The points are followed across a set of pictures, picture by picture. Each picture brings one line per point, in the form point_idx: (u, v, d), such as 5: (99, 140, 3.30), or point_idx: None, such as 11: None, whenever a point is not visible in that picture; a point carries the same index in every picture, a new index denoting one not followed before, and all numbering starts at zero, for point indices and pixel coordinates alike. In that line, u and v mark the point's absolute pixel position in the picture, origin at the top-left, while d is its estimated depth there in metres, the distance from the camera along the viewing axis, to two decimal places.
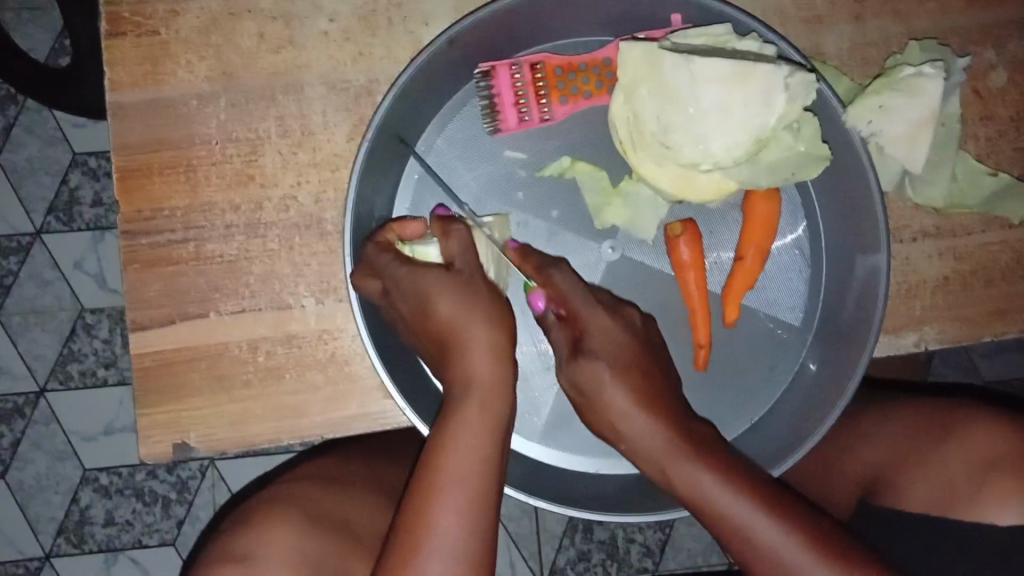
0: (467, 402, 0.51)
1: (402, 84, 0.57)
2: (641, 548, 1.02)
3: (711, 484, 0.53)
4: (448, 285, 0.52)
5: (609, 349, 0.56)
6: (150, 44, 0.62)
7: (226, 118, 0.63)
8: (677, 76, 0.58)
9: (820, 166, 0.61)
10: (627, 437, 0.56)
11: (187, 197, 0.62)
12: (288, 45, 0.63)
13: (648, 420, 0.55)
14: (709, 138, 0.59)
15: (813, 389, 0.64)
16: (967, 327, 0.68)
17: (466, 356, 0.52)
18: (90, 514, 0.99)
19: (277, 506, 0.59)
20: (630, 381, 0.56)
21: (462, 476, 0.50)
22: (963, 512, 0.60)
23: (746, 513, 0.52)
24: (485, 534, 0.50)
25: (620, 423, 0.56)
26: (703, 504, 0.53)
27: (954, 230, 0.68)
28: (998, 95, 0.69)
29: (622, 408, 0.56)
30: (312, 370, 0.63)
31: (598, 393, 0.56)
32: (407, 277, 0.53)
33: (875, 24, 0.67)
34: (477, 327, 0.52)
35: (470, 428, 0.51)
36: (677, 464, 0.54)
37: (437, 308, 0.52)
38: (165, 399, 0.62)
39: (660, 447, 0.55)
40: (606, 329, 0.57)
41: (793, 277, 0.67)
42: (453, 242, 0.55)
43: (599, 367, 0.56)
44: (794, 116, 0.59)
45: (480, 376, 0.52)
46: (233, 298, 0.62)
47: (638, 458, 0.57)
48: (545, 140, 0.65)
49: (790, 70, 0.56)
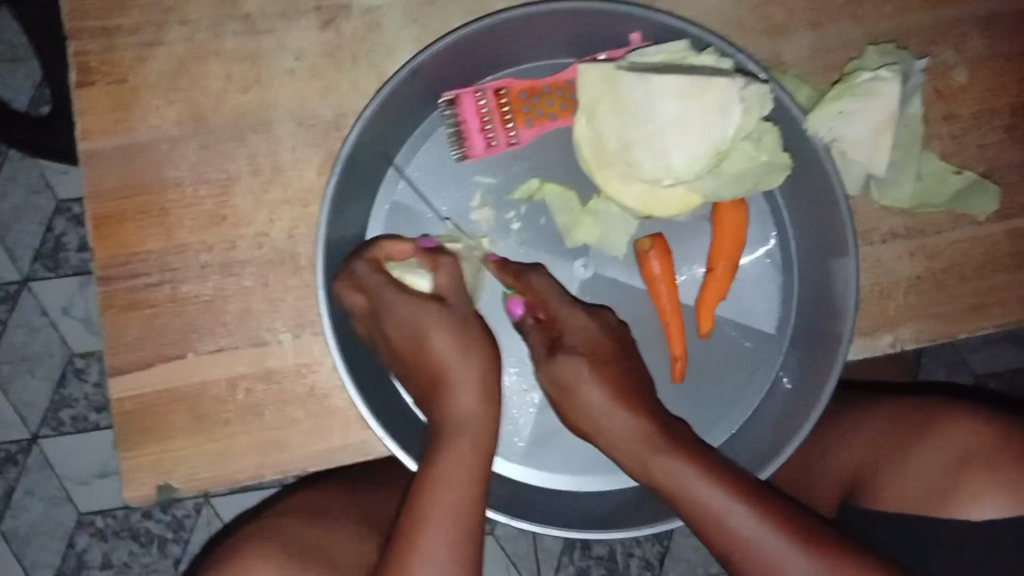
0: (454, 441, 0.53)
1: (366, 117, 0.58)
2: (640, 561, 1.02)
3: (695, 479, 0.54)
4: (443, 323, 0.55)
5: (588, 346, 0.59)
6: (119, 91, 0.63)
7: (197, 160, 0.63)
8: (635, 94, 0.59)
9: (781, 175, 0.62)
10: (607, 431, 0.58)
11: (162, 239, 0.63)
12: (255, 85, 0.64)
13: (627, 415, 0.57)
14: (670, 153, 0.60)
15: (791, 399, 0.64)
16: (943, 325, 0.69)
17: (451, 391, 0.55)
18: (87, 557, 0.99)
19: (257, 540, 0.59)
20: (606, 380, 0.58)
21: (451, 504, 0.51)
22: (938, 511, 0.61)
23: (746, 523, 0.52)
24: (470, 558, 0.51)
25: (599, 419, 0.58)
26: (684, 500, 0.55)
27: (923, 229, 0.68)
28: (959, 94, 0.70)
29: (599, 406, 0.57)
30: (292, 404, 0.63)
31: (576, 389, 0.58)
32: (404, 309, 0.55)
33: (833, 31, 0.68)
34: (469, 364, 0.55)
35: (457, 464, 0.53)
36: (658, 455, 0.56)
37: (432, 344, 0.55)
38: (148, 440, 0.62)
39: (641, 442, 0.57)
40: (583, 327, 0.59)
41: (765, 286, 0.67)
42: (444, 277, 0.58)
43: (577, 365, 0.58)
44: (752, 128, 0.60)
45: (467, 414, 0.54)
46: (210, 337, 0.63)
47: (617, 452, 0.58)
48: (513, 162, 0.66)
49: (744, 83, 0.57)
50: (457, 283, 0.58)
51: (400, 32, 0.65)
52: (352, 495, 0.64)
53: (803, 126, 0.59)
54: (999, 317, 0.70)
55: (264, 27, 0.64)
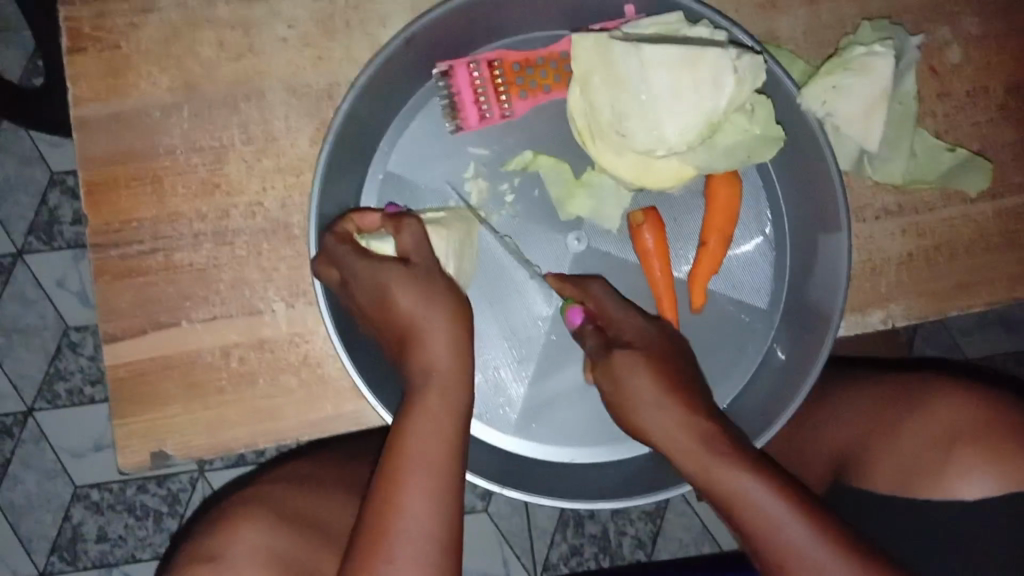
0: (425, 395, 0.52)
1: (359, 85, 0.58)
2: (633, 539, 1.03)
3: (743, 476, 0.52)
4: (408, 280, 0.53)
5: (641, 342, 0.57)
6: (111, 59, 0.63)
7: (190, 128, 0.63)
8: (628, 65, 0.59)
9: (774, 149, 0.62)
10: (659, 431, 0.55)
11: (155, 207, 0.63)
12: (248, 53, 0.64)
13: (680, 415, 0.54)
14: (663, 124, 0.60)
15: (782, 374, 0.64)
16: (933, 302, 0.69)
17: (422, 345, 0.53)
18: (83, 530, 0.99)
19: (245, 506, 0.59)
20: (663, 377, 0.55)
21: (427, 459, 0.51)
22: (926, 487, 0.62)
23: (780, 513, 0.51)
24: (450, 513, 0.51)
25: (648, 417, 0.55)
26: (729, 497, 0.53)
27: (915, 207, 0.69)
28: (954, 71, 0.70)
29: (652, 403, 0.55)
30: (285, 373, 0.63)
31: (626, 385, 0.56)
32: (366, 272, 0.53)
33: (829, 6, 0.68)
34: (436, 317, 0.52)
35: (430, 417, 0.52)
36: (714, 456, 0.53)
37: (398, 304, 0.52)
38: (141, 408, 0.62)
39: (692, 443, 0.54)
40: (639, 328, 0.58)
41: (758, 262, 0.67)
42: (407, 238, 0.55)
43: (637, 363, 0.55)
44: (745, 99, 0.59)
45: (439, 366, 0.52)
46: (203, 305, 0.63)
47: (671, 455, 0.55)
48: (506, 134, 0.66)
49: (737, 54, 0.57)
50: (421, 241, 0.55)
51: (394, 2, 0.65)
52: (344, 463, 0.64)
53: (796, 99, 0.59)
54: (989, 295, 0.70)
55: None
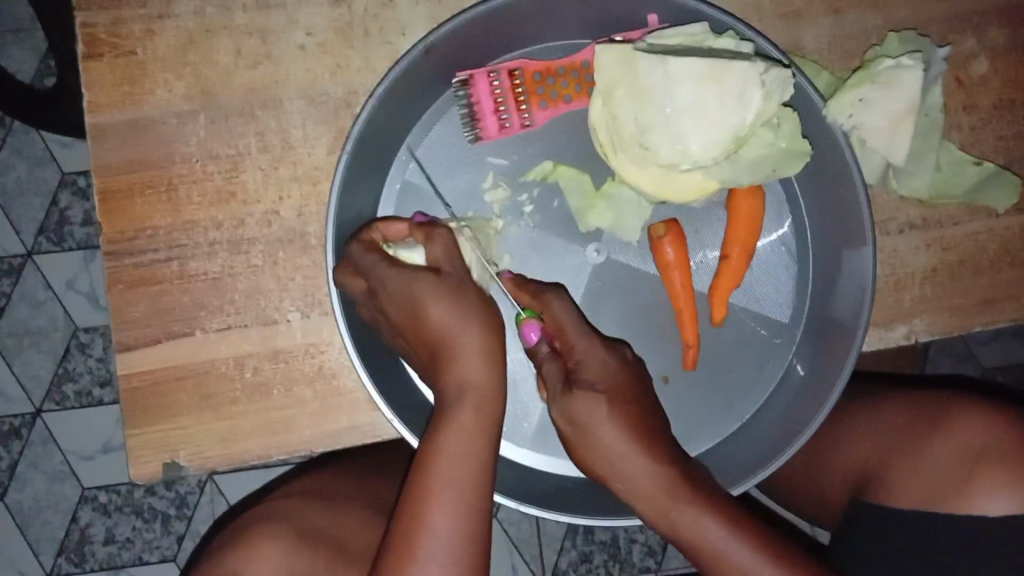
0: (457, 411, 0.51)
1: (379, 94, 0.57)
2: (643, 547, 1.02)
3: (713, 527, 0.53)
4: (439, 292, 0.51)
5: (605, 382, 0.53)
6: (127, 64, 0.62)
7: (206, 136, 0.62)
8: (653, 77, 0.58)
9: (800, 163, 0.61)
10: (623, 477, 0.54)
11: (170, 216, 0.62)
12: (265, 60, 0.63)
13: (646, 462, 0.53)
14: (687, 138, 0.59)
15: (802, 390, 0.63)
16: (957, 318, 0.68)
17: (455, 360, 0.52)
18: (90, 532, 0.99)
19: (264, 523, 0.59)
20: (625, 421, 0.53)
21: (457, 478, 0.50)
22: (953, 507, 0.60)
23: (747, 560, 0.52)
24: (476, 535, 0.50)
25: (614, 464, 0.54)
26: (698, 542, 0.53)
27: (940, 221, 0.68)
28: (980, 84, 0.69)
29: (618, 449, 0.53)
30: (299, 385, 0.62)
31: (591, 430, 0.53)
32: (396, 281, 0.52)
33: (854, 17, 0.67)
34: (470, 333, 0.51)
35: (461, 435, 0.51)
36: (677, 503, 0.53)
37: (428, 315, 0.51)
38: (154, 419, 0.62)
39: (660, 488, 0.54)
40: (601, 362, 0.54)
41: (780, 276, 0.67)
42: (438, 249, 0.54)
43: (597, 405, 0.52)
44: (772, 113, 0.59)
45: (470, 381, 0.51)
46: (218, 315, 0.62)
47: (635, 501, 0.55)
48: (527, 144, 0.65)
49: (765, 67, 0.56)
50: (452, 253, 0.54)
51: (413, 9, 0.64)
52: (360, 478, 0.64)
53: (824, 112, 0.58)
54: (1014, 311, 0.69)
55: (275, 2, 0.63)
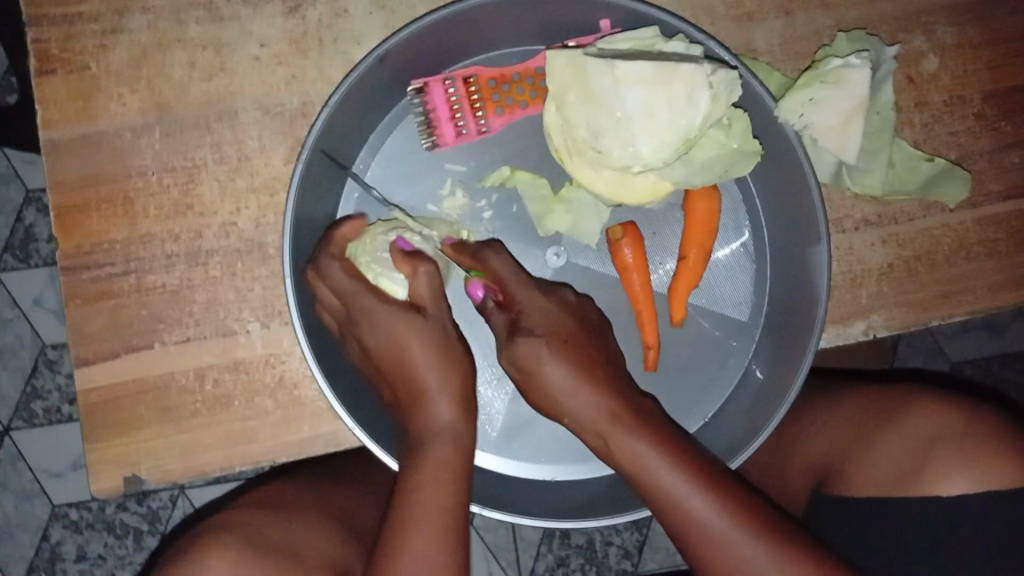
0: (434, 448, 0.53)
1: (333, 104, 0.57)
2: (619, 550, 1.02)
3: (652, 455, 0.52)
4: (421, 333, 0.54)
5: (544, 321, 0.56)
6: (80, 79, 0.62)
7: (161, 149, 0.62)
8: (603, 82, 0.58)
9: (751, 162, 0.62)
10: (570, 411, 0.55)
11: (126, 229, 0.62)
12: (220, 72, 0.63)
13: (591, 393, 0.54)
14: (638, 141, 0.60)
15: (762, 388, 0.64)
16: (914, 312, 0.69)
17: (427, 400, 0.54)
18: (61, 550, 0.98)
19: (217, 533, 0.58)
20: (568, 356, 0.54)
21: (436, 508, 0.51)
22: (908, 491, 0.59)
23: (679, 485, 0.51)
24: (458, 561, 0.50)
25: (560, 400, 0.55)
26: (638, 473, 0.52)
27: (895, 217, 0.69)
28: (930, 81, 0.70)
29: (563, 386, 0.54)
30: (261, 396, 0.62)
31: (535, 370, 0.55)
32: (381, 318, 0.55)
33: (804, 18, 0.68)
34: (449, 376, 0.54)
35: (438, 472, 0.52)
36: (620, 429, 0.53)
37: (410, 358, 0.54)
38: (114, 433, 0.61)
39: (602, 419, 0.54)
40: (542, 306, 0.57)
41: (739, 275, 0.67)
42: (423, 284, 0.56)
43: (538, 344, 0.55)
44: (721, 114, 0.60)
45: (446, 425, 0.54)
46: (177, 328, 0.62)
47: (583, 432, 0.55)
48: (485, 150, 0.65)
49: (712, 69, 0.57)
50: (437, 290, 0.56)
51: (367, 19, 0.64)
52: (324, 487, 0.63)
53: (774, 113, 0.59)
54: (971, 304, 0.70)
55: (228, 14, 0.63)
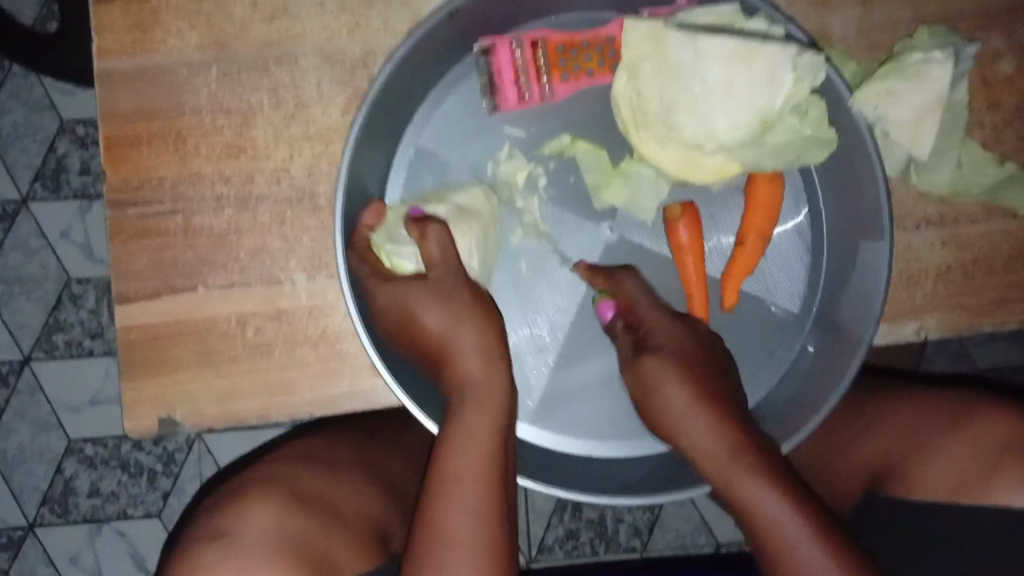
0: (464, 410, 0.53)
1: (399, 57, 0.55)
2: (630, 527, 1.02)
3: (766, 491, 0.52)
4: (430, 299, 0.55)
5: (673, 347, 0.58)
6: (138, 10, 0.60)
7: (217, 88, 0.61)
8: (682, 55, 0.57)
9: (826, 151, 0.60)
10: (686, 436, 0.56)
11: (177, 167, 0.61)
12: (282, 14, 0.61)
13: (708, 423, 0.55)
14: (713, 120, 0.58)
15: (806, 386, 0.63)
16: (967, 317, 0.68)
17: (455, 362, 0.54)
18: (75, 484, 0.98)
19: (261, 485, 0.57)
20: (692, 384, 0.57)
21: (467, 471, 0.51)
22: (972, 497, 0.59)
23: (784, 518, 0.52)
24: (496, 525, 0.50)
25: (676, 422, 0.57)
26: (757, 519, 0.53)
27: (956, 219, 0.67)
28: (1005, 83, 0.68)
29: (679, 407, 0.56)
30: (302, 347, 0.61)
31: (657, 389, 0.58)
32: (388, 293, 0.56)
33: (883, 7, 0.66)
34: (464, 334, 0.54)
35: (472, 431, 0.52)
36: (737, 466, 0.54)
37: (423, 323, 0.55)
38: (151, 374, 0.61)
39: (719, 451, 0.55)
40: (672, 333, 0.59)
41: (794, 267, 0.66)
42: (432, 244, 0.56)
43: (665, 366, 0.57)
44: (800, 98, 0.58)
45: (475, 382, 0.54)
46: (223, 272, 0.61)
47: (693, 461, 0.57)
48: (550, 113, 0.63)
49: (798, 50, 0.55)
50: (447, 251, 0.56)
51: None
52: (362, 446, 0.63)
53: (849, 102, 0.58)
54: None
55: None
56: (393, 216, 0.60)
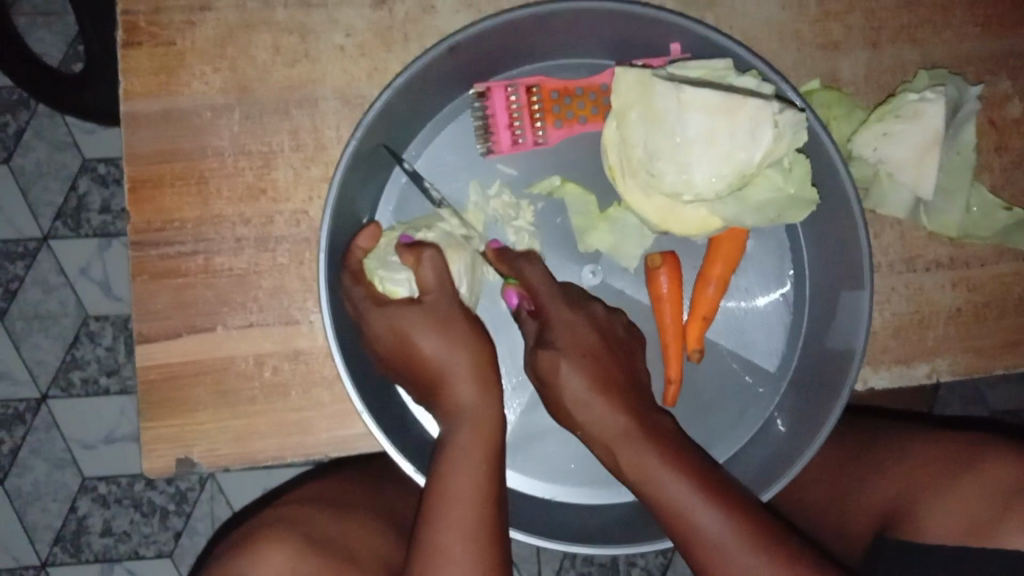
0: (457, 426, 0.53)
1: (396, 85, 0.56)
2: (642, 571, 1.01)
3: (660, 470, 0.51)
4: (424, 323, 0.54)
5: (570, 342, 0.55)
6: (164, 55, 0.62)
7: (239, 131, 0.62)
8: (667, 104, 0.58)
9: (806, 211, 0.61)
10: (586, 423, 0.54)
11: (198, 208, 0.62)
12: (303, 59, 0.63)
13: (608, 406, 0.53)
14: (693, 169, 0.59)
15: (783, 440, 0.63)
16: (979, 359, 0.68)
17: (449, 387, 0.53)
18: (88, 522, 0.98)
19: (274, 529, 0.58)
20: (586, 368, 0.54)
21: (463, 491, 0.51)
22: (982, 542, 0.57)
23: (689, 503, 0.50)
24: (488, 544, 0.50)
25: (578, 412, 0.54)
26: (653, 496, 0.52)
27: (967, 260, 0.68)
28: (1013, 126, 0.69)
29: (577, 396, 0.54)
30: (318, 387, 0.62)
31: (556, 379, 0.55)
32: (380, 317, 0.55)
33: (891, 51, 0.67)
34: (459, 356, 0.53)
35: (466, 446, 0.52)
36: (636, 449, 0.52)
37: (418, 349, 0.53)
38: (169, 412, 0.61)
39: (618, 435, 0.53)
40: (570, 325, 0.56)
41: (773, 322, 0.66)
42: (425, 269, 0.56)
43: (556, 356, 0.54)
44: (782, 154, 0.58)
45: (467, 405, 0.53)
46: (241, 312, 0.62)
47: (595, 444, 0.55)
48: (567, 150, 0.65)
49: (779, 108, 0.56)
50: (442, 278, 0.56)
51: (453, 17, 0.64)
52: (377, 487, 0.63)
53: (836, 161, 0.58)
54: None
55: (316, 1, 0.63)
56: (383, 240, 0.60)
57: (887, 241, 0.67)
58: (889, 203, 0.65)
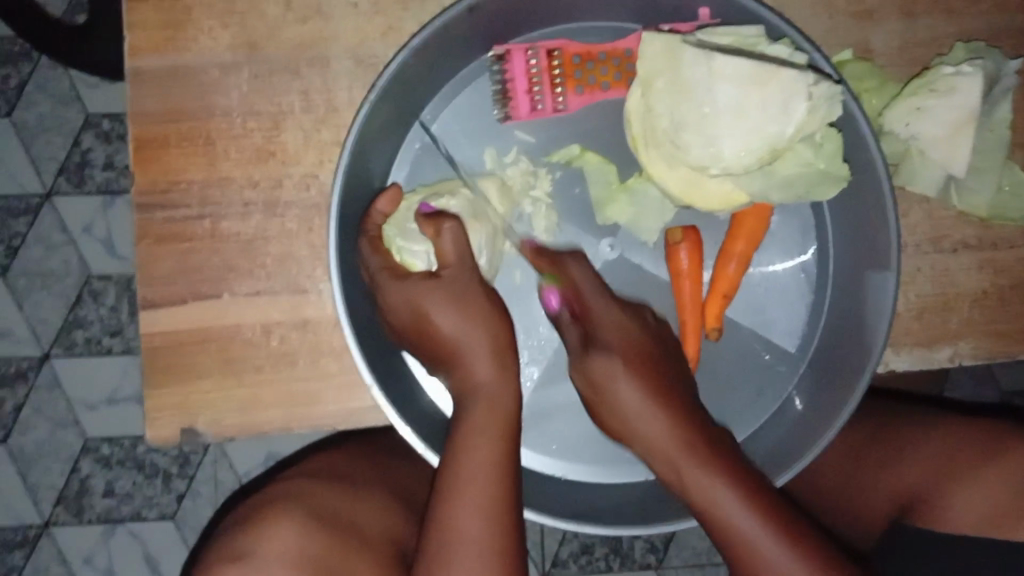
0: (469, 408, 0.51)
1: (412, 45, 0.54)
2: (645, 543, 1.00)
3: (727, 493, 0.51)
4: (443, 299, 0.52)
5: (619, 342, 0.54)
6: (171, 9, 0.60)
7: (248, 90, 0.60)
8: (696, 72, 0.56)
9: (836, 187, 0.58)
10: (643, 438, 0.54)
11: (205, 170, 0.60)
12: (315, 16, 0.60)
13: (665, 419, 0.53)
14: (721, 141, 0.56)
15: (800, 422, 0.62)
16: (1004, 344, 0.66)
17: (465, 366, 0.52)
18: (91, 483, 0.97)
19: (278, 504, 0.56)
20: (642, 377, 0.53)
21: (476, 474, 0.50)
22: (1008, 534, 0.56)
23: (754, 529, 0.50)
24: (503, 527, 0.49)
25: (631, 423, 0.54)
26: (712, 518, 0.51)
27: (996, 242, 0.66)
28: None
29: (634, 408, 0.53)
30: (326, 357, 0.60)
31: (610, 388, 0.54)
32: (397, 292, 0.53)
33: (927, 22, 0.64)
34: (476, 334, 0.52)
35: (477, 426, 0.51)
36: (692, 466, 0.52)
37: (437, 327, 0.52)
38: (173, 379, 0.60)
39: (672, 450, 0.53)
40: (620, 325, 0.55)
41: (794, 300, 0.65)
42: (447, 241, 0.53)
43: (610, 363, 0.54)
44: (814, 128, 0.56)
45: (483, 384, 0.52)
46: (248, 279, 0.60)
47: (651, 459, 0.54)
48: (587, 118, 0.63)
49: (814, 78, 0.54)
50: (463, 251, 0.53)
51: None
52: (380, 462, 0.62)
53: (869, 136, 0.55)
54: None
55: None
56: (404, 204, 0.59)
57: (915, 220, 0.65)
58: (919, 181, 0.63)
